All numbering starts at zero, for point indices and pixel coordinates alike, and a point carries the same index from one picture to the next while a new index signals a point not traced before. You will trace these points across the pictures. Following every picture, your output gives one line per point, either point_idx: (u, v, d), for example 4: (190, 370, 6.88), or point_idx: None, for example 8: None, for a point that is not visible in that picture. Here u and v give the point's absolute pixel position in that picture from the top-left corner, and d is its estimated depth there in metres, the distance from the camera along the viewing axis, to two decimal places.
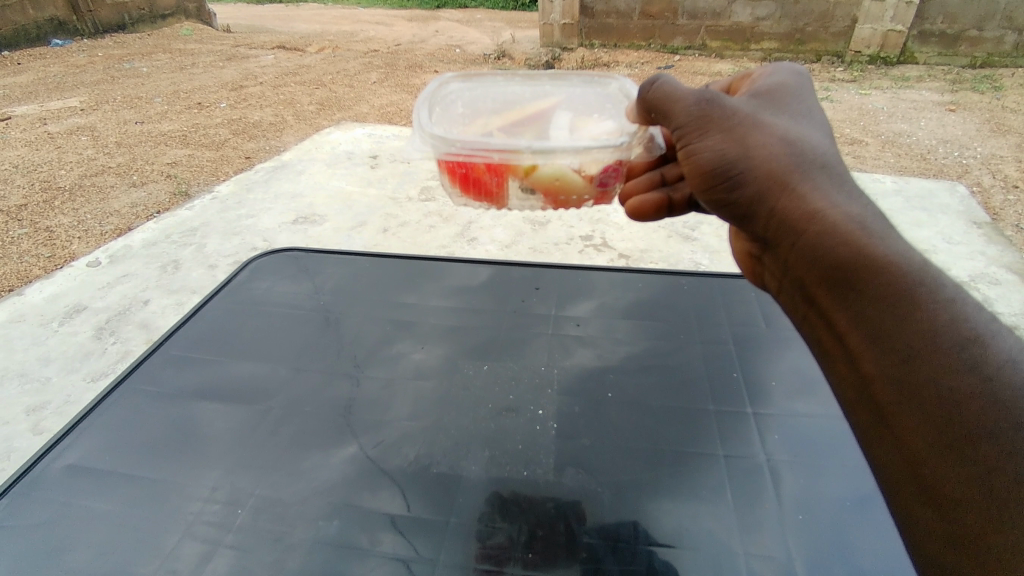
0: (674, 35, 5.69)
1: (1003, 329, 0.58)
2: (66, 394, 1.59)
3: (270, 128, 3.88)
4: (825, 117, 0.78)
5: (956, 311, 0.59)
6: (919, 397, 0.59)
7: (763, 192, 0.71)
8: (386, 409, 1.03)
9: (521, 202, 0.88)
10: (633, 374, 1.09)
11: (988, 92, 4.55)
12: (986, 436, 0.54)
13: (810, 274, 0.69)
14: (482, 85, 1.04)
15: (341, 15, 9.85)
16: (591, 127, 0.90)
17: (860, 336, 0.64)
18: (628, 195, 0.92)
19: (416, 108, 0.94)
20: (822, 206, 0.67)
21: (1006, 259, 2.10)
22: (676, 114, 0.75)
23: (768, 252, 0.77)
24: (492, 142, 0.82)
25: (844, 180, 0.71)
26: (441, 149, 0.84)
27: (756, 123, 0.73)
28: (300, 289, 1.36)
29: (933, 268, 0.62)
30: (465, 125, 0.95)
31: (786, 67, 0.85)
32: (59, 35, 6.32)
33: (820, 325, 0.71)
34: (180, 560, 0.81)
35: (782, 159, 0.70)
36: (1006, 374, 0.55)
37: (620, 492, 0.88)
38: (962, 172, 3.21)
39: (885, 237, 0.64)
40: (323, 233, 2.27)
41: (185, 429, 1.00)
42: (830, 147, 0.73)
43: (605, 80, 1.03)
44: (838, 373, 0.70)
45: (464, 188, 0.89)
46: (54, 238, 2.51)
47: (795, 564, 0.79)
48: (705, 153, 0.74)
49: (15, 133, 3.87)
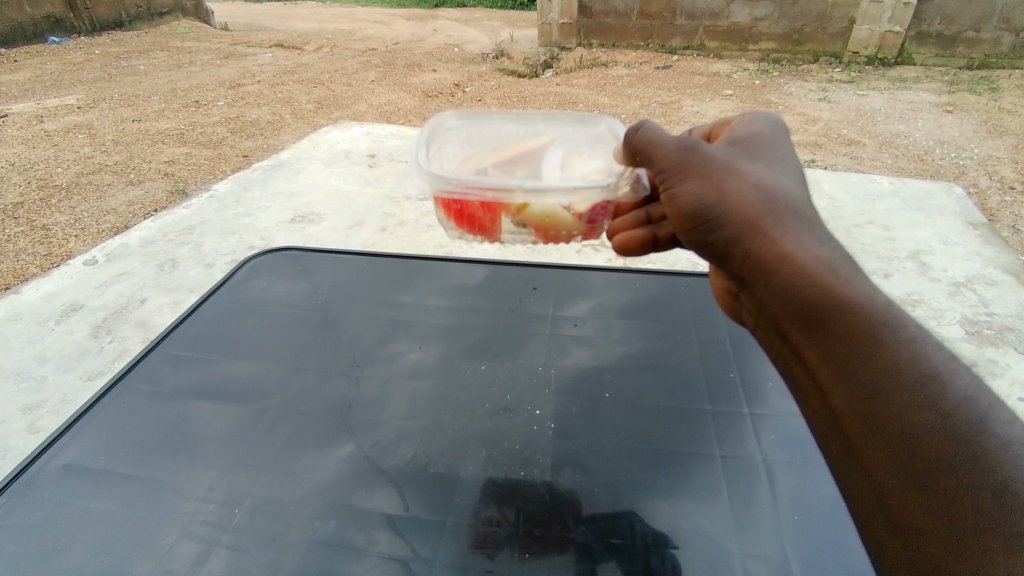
0: (672, 36, 5.71)
1: (962, 366, 0.60)
2: (62, 393, 1.58)
3: (269, 126, 3.88)
4: (800, 164, 0.79)
5: (918, 350, 0.61)
6: (884, 430, 0.60)
7: (738, 235, 0.72)
8: (383, 409, 1.03)
9: (512, 241, 0.90)
10: (631, 374, 1.09)
11: (985, 93, 4.57)
12: (946, 469, 0.56)
13: (785, 314, 0.70)
14: (478, 122, 1.05)
15: (339, 13, 9.83)
16: (580, 166, 0.90)
17: (831, 373, 0.65)
18: (613, 232, 0.91)
19: (414, 146, 0.96)
20: (794, 249, 0.68)
21: (1003, 259, 2.11)
22: (658, 159, 0.75)
23: (745, 290, 0.77)
24: (487, 182, 0.84)
25: (815, 224, 0.71)
26: (438, 185, 0.85)
27: (732, 169, 0.73)
28: (297, 287, 1.36)
29: (897, 307, 0.64)
30: (460, 163, 0.96)
31: (762, 115, 0.85)
32: (56, 32, 6.30)
33: (793, 361, 0.71)
34: (176, 560, 0.80)
35: (757, 204, 0.70)
36: (964, 411, 0.57)
37: (617, 492, 0.88)
38: (958, 173, 3.22)
39: (854, 279, 0.66)
40: (321, 232, 2.27)
41: (182, 428, 1.00)
42: (803, 193, 0.74)
43: (594, 119, 1.04)
44: (811, 407, 0.70)
45: (458, 222, 0.89)
46: (51, 236, 2.50)
47: (791, 564, 0.79)
48: (684, 198, 0.74)
49: (12, 131, 3.85)
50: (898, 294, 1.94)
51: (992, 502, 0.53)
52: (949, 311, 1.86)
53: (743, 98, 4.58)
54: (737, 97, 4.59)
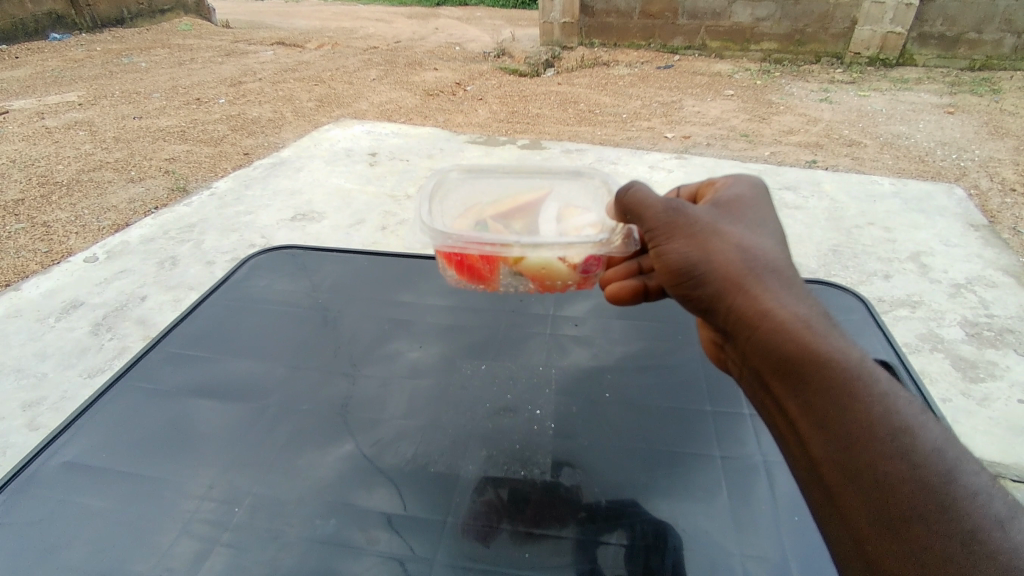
0: (673, 35, 5.71)
1: (931, 418, 0.61)
2: (62, 390, 1.58)
3: (269, 124, 3.88)
4: (781, 223, 0.78)
5: (891, 403, 0.61)
6: (860, 478, 0.60)
7: (721, 291, 0.71)
8: (383, 408, 1.03)
9: (512, 281, 0.93)
10: (631, 374, 1.09)
11: (987, 95, 4.56)
12: (918, 518, 0.56)
13: (765, 365, 0.69)
14: (478, 180, 1.12)
15: (340, 12, 9.81)
16: (576, 219, 0.95)
17: (809, 424, 0.65)
18: (607, 282, 0.94)
19: (417, 199, 1.02)
20: (774, 305, 0.68)
21: (1004, 261, 2.11)
22: (647, 219, 0.76)
23: (727, 341, 0.76)
24: (486, 236, 0.87)
25: (795, 281, 0.71)
26: (440, 240, 0.89)
27: (716, 229, 0.73)
28: (298, 286, 1.36)
29: (872, 362, 0.64)
30: (460, 216, 1.02)
31: (748, 177, 0.85)
32: (58, 29, 6.30)
33: (775, 410, 0.71)
34: (175, 558, 0.80)
35: (739, 262, 0.70)
36: (933, 461, 0.57)
37: (617, 491, 0.88)
38: (960, 174, 3.22)
39: (832, 335, 0.66)
40: (322, 230, 2.27)
41: (182, 427, 1.00)
42: (784, 252, 0.74)
43: (589, 173, 1.10)
44: (793, 454, 0.69)
45: (460, 271, 0.95)
46: (51, 233, 2.50)
47: (791, 565, 0.79)
48: (670, 256, 0.74)
49: (13, 127, 3.86)
50: (899, 295, 1.94)
51: (961, 549, 0.53)
52: (949, 312, 1.86)
53: (745, 98, 4.58)
54: (738, 97, 4.58)
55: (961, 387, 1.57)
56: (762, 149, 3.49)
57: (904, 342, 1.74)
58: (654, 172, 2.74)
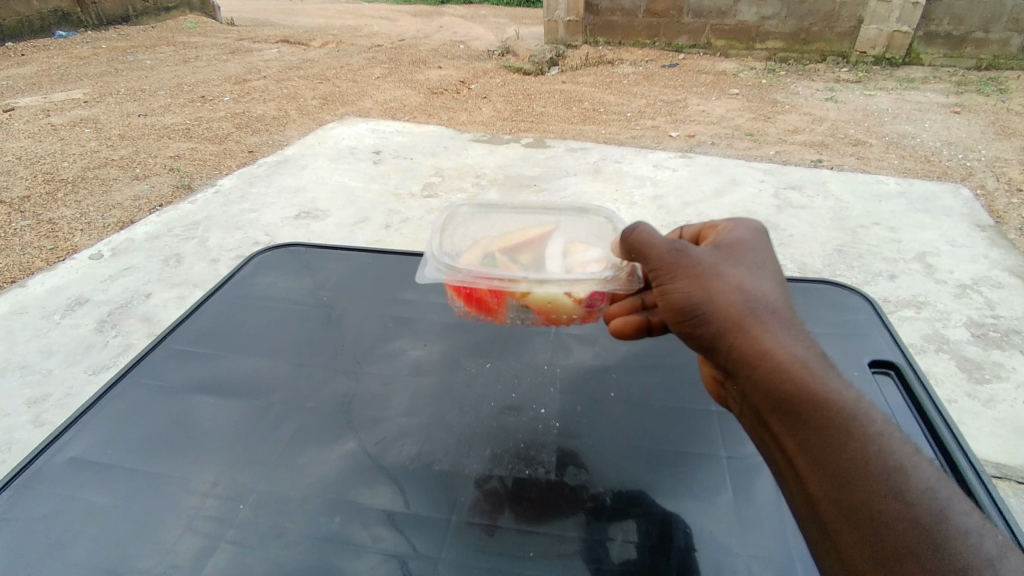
0: (678, 34, 5.70)
1: (925, 459, 0.60)
2: (68, 386, 1.59)
3: (274, 122, 3.89)
4: (780, 266, 0.78)
5: (885, 444, 0.61)
6: (856, 515, 0.59)
7: (721, 330, 0.71)
8: (386, 405, 1.03)
9: (518, 313, 0.95)
10: (635, 373, 1.09)
11: (994, 95, 4.53)
12: (912, 555, 0.55)
13: (764, 404, 0.69)
14: (487, 216, 1.13)
15: (344, 9, 9.80)
16: (582, 254, 0.96)
17: (806, 461, 0.64)
18: (611, 317, 0.88)
19: (429, 233, 1.03)
20: (774, 346, 0.68)
21: (1010, 262, 2.09)
22: (650, 258, 0.76)
23: (728, 378, 0.75)
24: (494, 271, 0.90)
25: (793, 322, 0.71)
26: (450, 276, 0.91)
27: (719, 271, 0.73)
28: (301, 283, 1.36)
29: (868, 404, 0.65)
30: (470, 248, 1.02)
31: (750, 220, 0.85)
32: (64, 26, 6.33)
33: (772, 446, 0.70)
34: (179, 555, 0.80)
35: (742, 304, 0.70)
36: (925, 501, 0.57)
37: (622, 490, 0.88)
38: (966, 175, 3.20)
39: (829, 376, 0.66)
40: (325, 228, 2.27)
41: (185, 424, 1.00)
42: (784, 295, 0.74)
43: (594, 211, 1.11)
44: (790, 491, 0.68)
45: (468, 303, 0.96)
46: (56, 230, 2.51)
47: (794, 565, 0.78)
48: (673, 295, 0.74)
49: (19, 124, 3.87)
50: (904, 296, 1.93)
51: None
52: (955, 313, 1.85)
53: (750, 97, 4.56)
54: (743, 96, 4.57)
55: (967, 388, 1.56)
56: (767, 148, 3.48)
57: (910, 342, 1.73)
58: (658, 171, 2.74)
